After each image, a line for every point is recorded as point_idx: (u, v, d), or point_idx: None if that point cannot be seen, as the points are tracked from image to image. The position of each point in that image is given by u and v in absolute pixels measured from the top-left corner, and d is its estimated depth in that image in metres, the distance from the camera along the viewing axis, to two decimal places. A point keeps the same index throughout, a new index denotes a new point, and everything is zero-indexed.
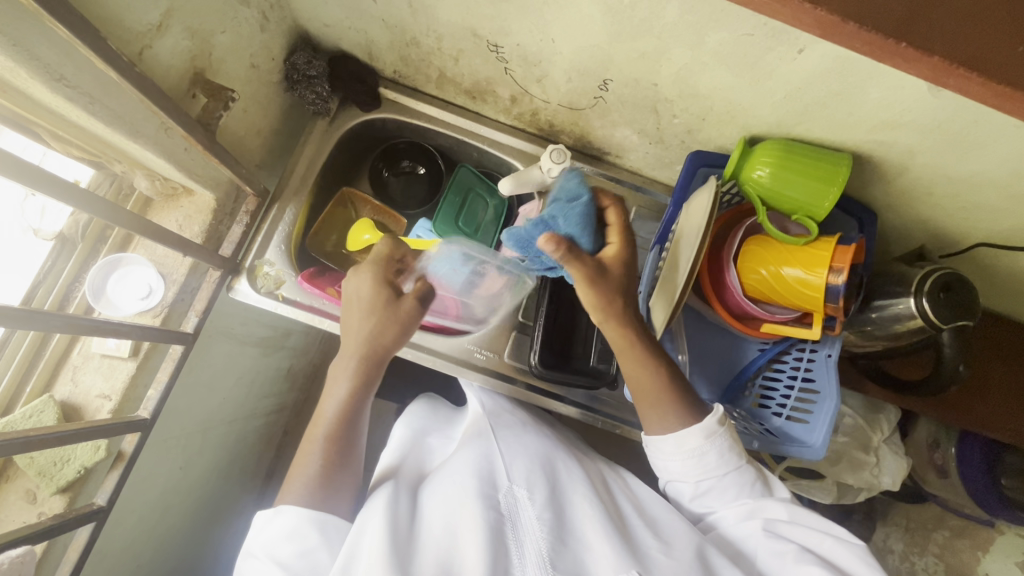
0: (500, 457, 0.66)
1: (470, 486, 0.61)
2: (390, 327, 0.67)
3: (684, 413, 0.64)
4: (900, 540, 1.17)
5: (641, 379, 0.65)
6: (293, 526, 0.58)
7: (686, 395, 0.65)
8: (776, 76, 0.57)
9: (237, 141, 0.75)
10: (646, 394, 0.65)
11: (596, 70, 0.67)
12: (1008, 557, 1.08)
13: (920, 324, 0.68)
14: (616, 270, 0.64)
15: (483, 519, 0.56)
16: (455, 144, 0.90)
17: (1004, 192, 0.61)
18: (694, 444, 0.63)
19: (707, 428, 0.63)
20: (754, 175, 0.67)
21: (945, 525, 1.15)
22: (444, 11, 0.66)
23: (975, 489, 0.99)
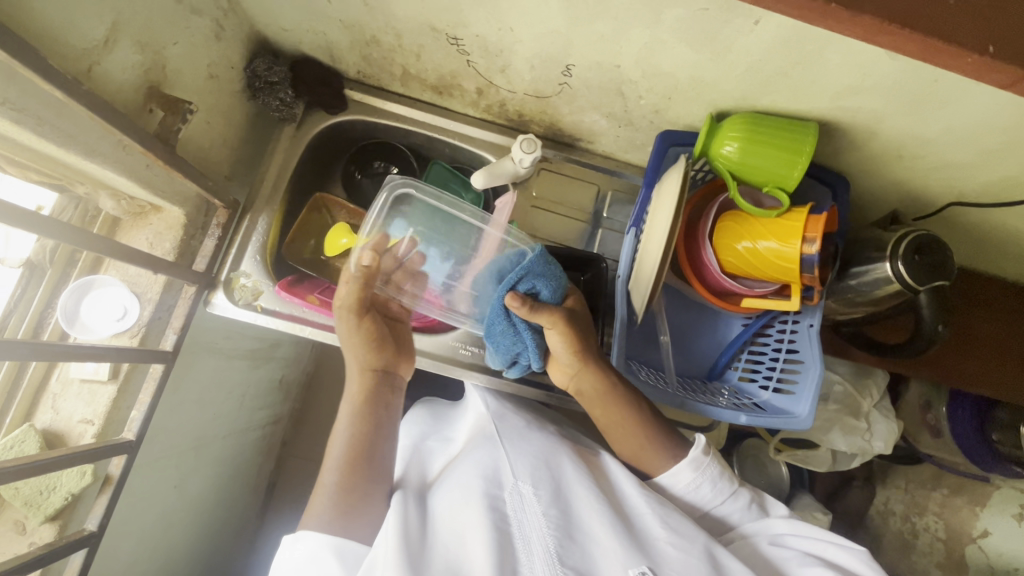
0: (505, 455, 0.66)
1: (477, 487, 0.62)
2: (360, 339, 0.72)
3: (674, 449, 0.69)
4: (900, 503, 1.29)
5: (624, 432, 0.70)
6: (314, 552, 0.59)
7: (671, 433, 0.71)
8: (735, 49, 0.57)
9: (203, 153, 0.73)
10: (630, 445, 0.70)
11: (558, 56, 0.66)
12: (1004, 509, 1.14)
13: (898, 288, 0.69)
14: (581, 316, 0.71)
15: (486, 520, 0.57)
16: (426, 141, 0.90)
17: (971, 149, 0.62)
18: (687, 478, 0.66)
19: (694, 460, 0.66)
20: (723, 151, 0.66)
21: (944, 484, 1.23)
22: (399, 6, 0.65)
23: (968, 446, 1.07)
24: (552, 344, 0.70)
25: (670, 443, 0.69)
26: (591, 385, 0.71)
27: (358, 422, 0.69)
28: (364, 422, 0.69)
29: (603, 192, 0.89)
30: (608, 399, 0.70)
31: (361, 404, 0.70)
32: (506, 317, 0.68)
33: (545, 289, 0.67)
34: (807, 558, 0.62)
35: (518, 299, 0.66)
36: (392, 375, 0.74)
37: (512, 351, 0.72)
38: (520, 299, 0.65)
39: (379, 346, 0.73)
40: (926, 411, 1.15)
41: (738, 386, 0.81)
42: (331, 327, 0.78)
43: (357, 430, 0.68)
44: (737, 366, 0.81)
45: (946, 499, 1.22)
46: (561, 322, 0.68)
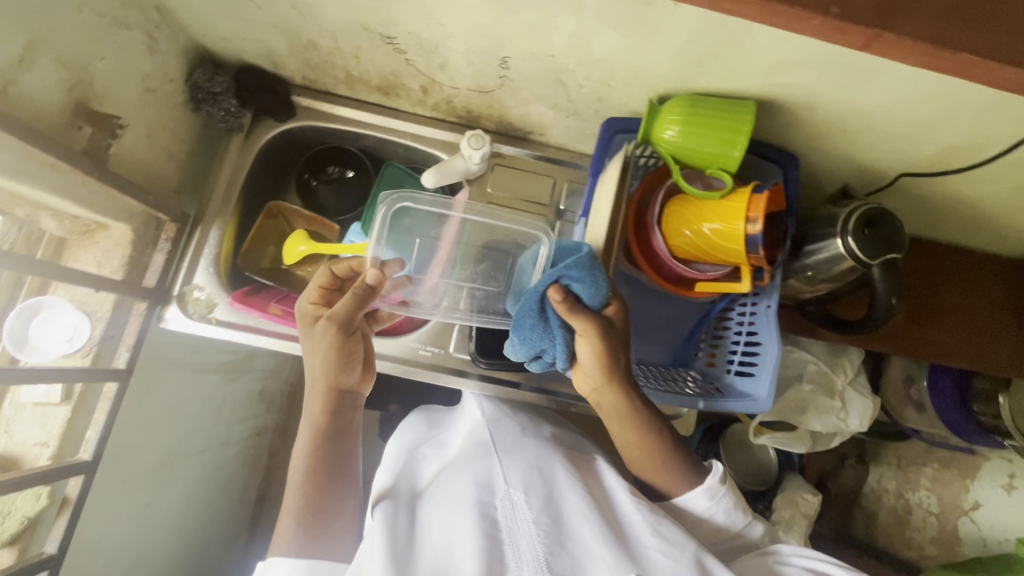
0: (498, 462, 0.66)
1: (469, 495, 0.62)
2: (329, 359, 0.70)
3: (689, 475, 0.69)
4: (893, 479, 1.30)
5: (640, 454, 0.70)
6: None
7: (688, 458, 0.70)
8: (662, 31, 0.56)
9: (146, 168, 0.73)
10: (643, 466, 0.71)
11: (492, 49, 0.66)
12: (993, 480, 1.13)
13: (851, 263, 0.68)
14: (619, 323, 0.68)
15: (476, 527, 0.57)
16: (379, 143, 0.89)
17: (912, 119, 0.61)
18: (701, 505, 0.66)
19: (712, 489, 0.66)
20: (664, 136, 0.65)
21: (934, 458, 1.23)
22: (328, 8, 0.65)
23: (951, 418, 1.06)
24: (579, 350, 0.68)
25: (686, 468, 0.69)
26: (613, 402, 0.69)
27: (315, 439, 0.69)
28: (325, 437, 0.70)
29: (559, 184, 0.88)
30: (629, 419, 0.69)
31: (324, 421, 0.70)
32: (539, 313, 0.66)
33: (587, 292, 0.64)
34: None
35: (558, 293, 0.64)
36: (354, 392, 0.73)
37: (535, 351, 0.69)
38: (562, 294, 0.64)
39: (347, 367, 0.71)
40: (910, 385, 1.15)
41: (703, 372, 0.80)
42: (288, 335, 0.79)
43: (314, 447, 0.69)
44: (702, 351, 0.81)
45: (937, 473, 1.22)
46: (597, 329, 0.65)
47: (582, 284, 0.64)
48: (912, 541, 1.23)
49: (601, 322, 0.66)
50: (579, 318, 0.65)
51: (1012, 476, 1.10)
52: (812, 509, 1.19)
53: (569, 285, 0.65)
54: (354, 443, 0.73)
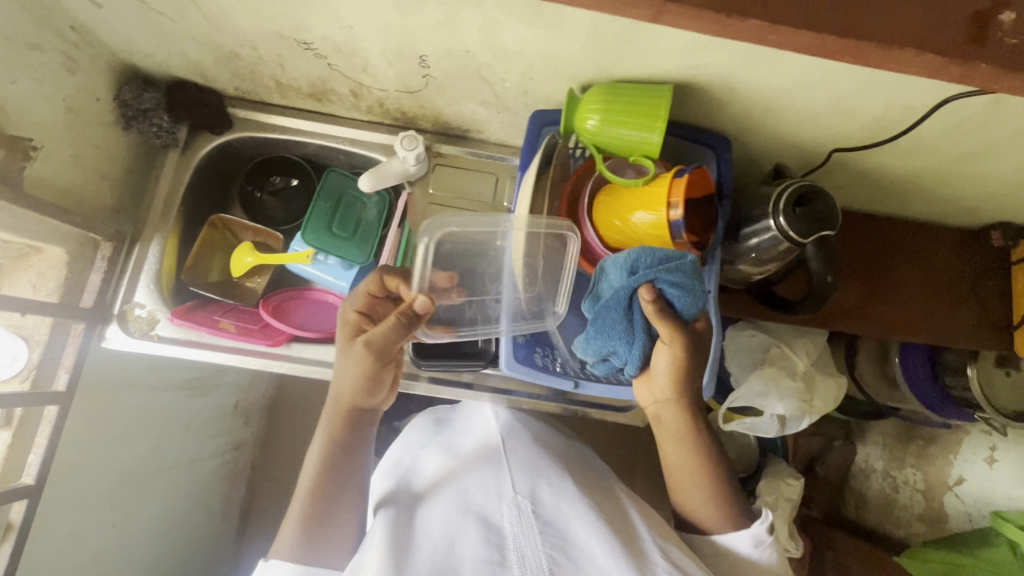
0: (508, 471, 0.69)
1: (476, 502, 0.65)
2: (356, 380, 0.68)
3: (734, 518, 0.70)
4: (881, 458, 1.28)
5: (689, 485, 0.71)
6: None
7: (736, 500, 0.71)
8: (565, 19, 0.56)
9: (76, 189, 0.72)
10: (687, 494, 0.72)
11: (407, 49, 0.65)
12: (975, 453, 1.12)
13: (786, 243, 0.67)
14: (701, 339, 0.66)
15: (483, 540, 0.60)
16: (320, 150, 0.89)
17: (832, 93, 0.60)
18: (739, 546, 0.68)
19: (756, 538, 0.67)
20: (586, 126, 0.65)
21: (918, 435, 1.22)
22: (239, 17, 0.64)
23: (922, 393, 1.05)
24: (657, 359, 0.66)
25: (729, 508, 0.70)
26: (673, 417, 0.69)
27: (328, 449, 0.69)
28: (335, 445, 0.70)
29: (502, 180, 0.88)
30: (688, 440, 0.70)
31: (336, 432, 0.70)
32: (626, 310, 0.62)
33: (682, 300, 0.61)
34: None
35: (649, 296, 0.61)
36: (374, 409, 0.72)
37: (605, 351, 0.66)
38: (653, 295, 0.61)
39: (374, 389, 0.69)
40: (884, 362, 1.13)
41: None
42: (231, 348, 0.78)
43: (325, 454, 0.69)
44: None
45: (923, 451, 1.20)
46: (675, 339, 0.63)
47: (676, 294, 0.61)
48: (900, 519, 1.22)
49: (689, 334, 0.64)
50: (659, 324, 0.62)
51: (993, 448, 1.09)
52: (795, 493, 1.17)
53: (665, 292, 0.61)
54: (367, 455, 0.72)
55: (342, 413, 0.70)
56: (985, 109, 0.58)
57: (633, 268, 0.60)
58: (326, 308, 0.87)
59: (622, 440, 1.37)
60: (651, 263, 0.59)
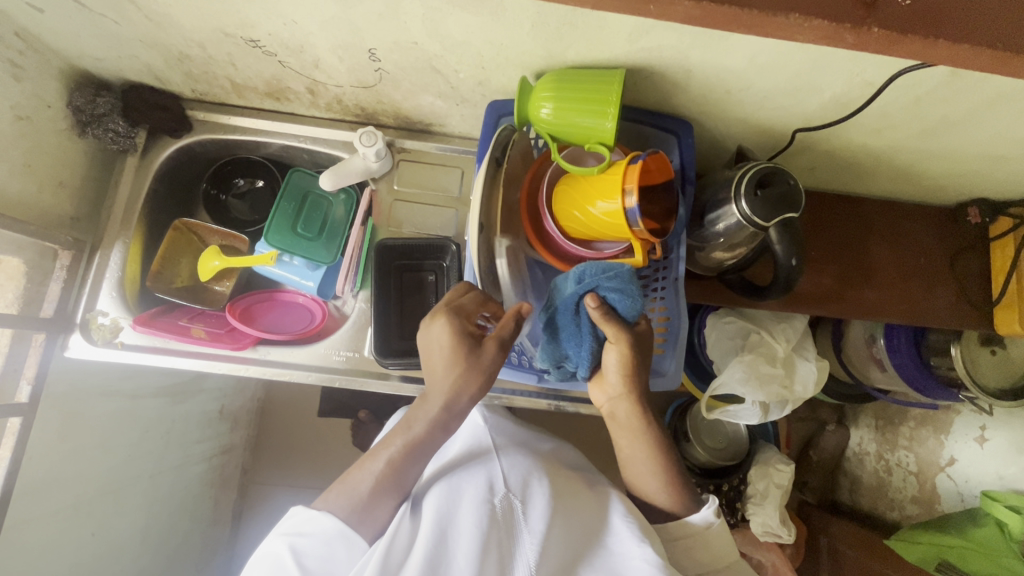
0: (498, 467, 0.67)
1: (472, 494, 0.61)
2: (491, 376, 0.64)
3: (687, 501, 0.70)
4: (875, 442, 1.27)
5: (643, 474, 0.72)
6: (326, 536, 0.59)
7: (688, 483, 0.72)
8: (507, 6, 0.54)
9: (29, 198, 0.71)
10: (645, 480, 0.72)
11: (355, 42, 0.64)
12: (966, 433, 1.08)
13: (750, 228, 0.66)
14: (645, 342, 0.63)
15: (480, 526, 0.56)
16: (283, 150, 0.88)
17: (789, 71, 0.58)
18: (691, 528, 0.67)
19: (707, 519, 0.68)
20: (539, 114, 0.63)
21: (910, 417, 1.20)
22: (181, 16, 0.63)
23: (911, 374, 1.02)
24: (606, 360, 0.65)
25: (681, 494, 0.70)
26: (626, 414, 0.68)
27: (413, 449, 0.65)
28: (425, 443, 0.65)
29: (467, 173, 0.86)
30: (641, 434, 0.69)
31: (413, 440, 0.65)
32: (574, 315, 0.61)
33: (625, 304, 0.58)
34: None
35: (594, 302, 0.58)
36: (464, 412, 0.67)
37: (558, 355, 0.66)
38: (599, 303, 0.59)
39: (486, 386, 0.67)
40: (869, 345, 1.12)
41: None
42: (196, 353, 0.78)
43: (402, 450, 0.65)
44: None
45: (914, 431, 1.19)
46: (620, 341, 0.61)
47: (619, 298, 0.58)
48: (894, 502, 1.21)
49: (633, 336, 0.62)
50: (606, 328, 0.59)
51: (984, 428, 1.05)
52: (785, 479, 1.16)
53: (609, 299, 0.59)
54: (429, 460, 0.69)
55: (453, 414, 0.64)
56: (946, 83, 0.56)
57: (580, 278, 0.59)
58: (295, 310, 0.87)
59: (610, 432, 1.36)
60: (596, 273, 0.58)
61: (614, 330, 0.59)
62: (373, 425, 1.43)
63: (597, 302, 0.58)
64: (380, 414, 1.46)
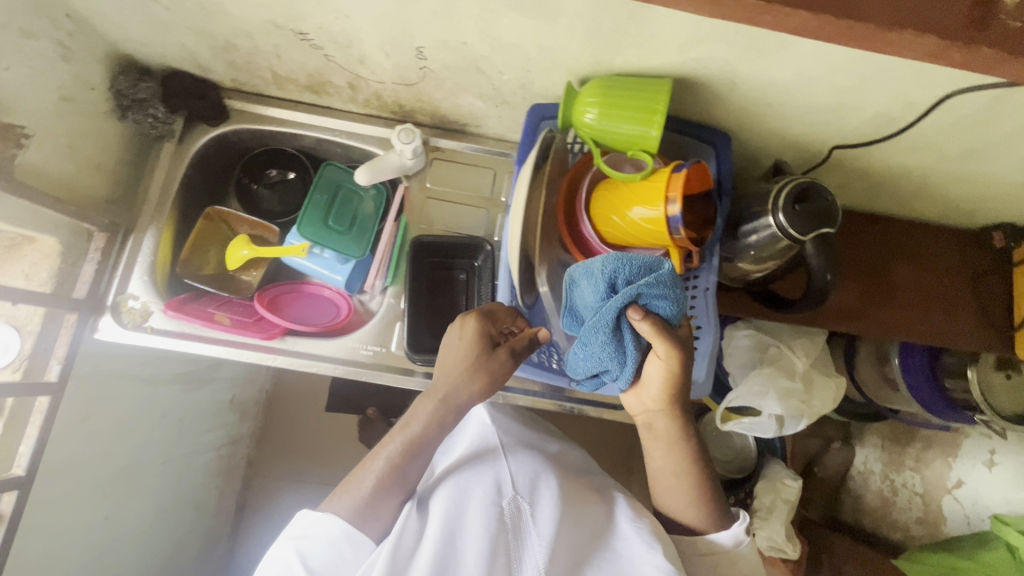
0: (507, 465, 0.67)
1: (479, 495, 0.61)
2: (488, 376, 0.65)
3: (715, 518, 0.69)
4: (879, 460, 1.27)
5: (673, 491, 0.71)
6: (332, 540, 0.58)
7: (717, 498, 0.70)
8: (563, 11, 0.55)
9: (68, 179, 0.72)
10: (675, 496, 0.71)
11: (404, 39, 0.65)
12: (974, 456, 1.09)
13: (785, 241, 0.67)
14: (689, 350, 0.63)
15: (486, 531, 0.57)
16: (317, 143, 0.88)
17: (833, 88, 0.59)
18: (721, 545, 0.67)
19: (738, 536, 0.67)
20: (584, 119, 0.64)
21: (916, 438, 1.20)
22: (235, 6, 0.64)
23: (922, 395, 1.02)
24: (648, 369, 0.65)
25: (713, 510, 0.70)
26: (665, 425, 0.68)
27: (416, 443, 0.65)
28: (429, 441, 0.65)
29: (499, 175, 0.87)
30: (677, 445, 0.69)
31: (412, 440, 0.65)
32: (614, 330, 0.58)
33: (666, 307, 0.57)
34: None
35: (639, 312, 0.57)
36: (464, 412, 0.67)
37: (595, 370, 0.63)
38: (642, 314, 0.57)
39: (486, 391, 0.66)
40: (884, 364, 1.12)
41: None
42: (224, 340, 0.78)
43: (405, 446, 0.65)
44: None
45: (920, 453, 1.19)
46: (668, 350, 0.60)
47: (663, 303, 0.57)
48: (897, 522, 1.21)
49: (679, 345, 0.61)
50: (655, 339, 0.58)
51: (993, 452, 1.06)
52: (792, 494, 1.15)
53: (652, 307, 0.58)
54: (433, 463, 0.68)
55: (451, 409, 0.65)
56: (986, 108, 0.57)
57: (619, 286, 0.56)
58: (320, 302, 0.86)
59: (618, 439, 1.36)
60: (634, 277, 0.56)
61: (662, 340, 0.58)
62: (380, 422, 1.43)
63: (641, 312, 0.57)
64: (388, 412, 1.46)
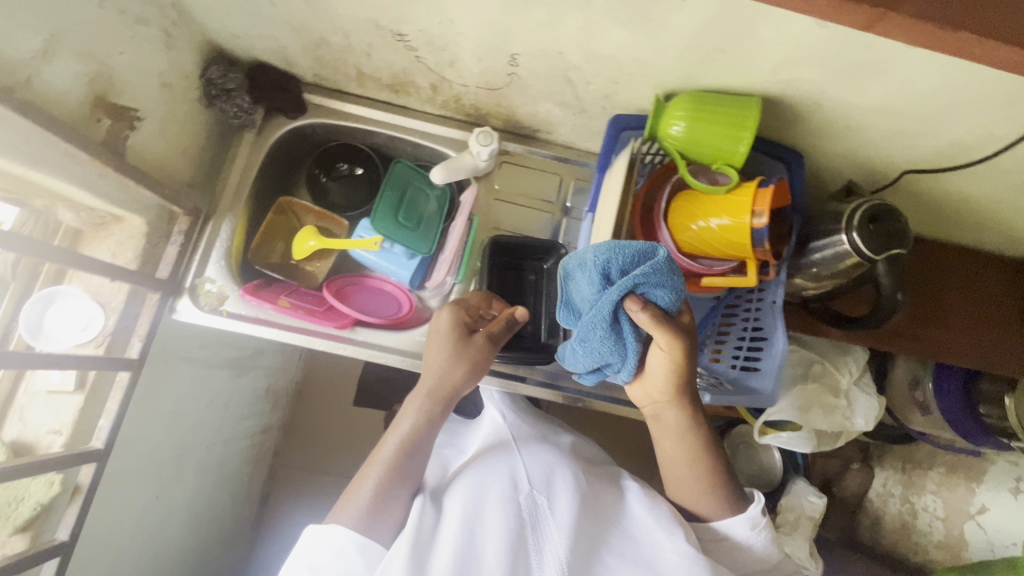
0: (520, 461, 0.68)
1: (495, 489, 0.63)
2: (471, 360, 0.70)
3: (730, 503, 0.70)
4: (900, 484, 1.28)
5: (686, 479, 0.71)
6: (341, 548, 0.58)
7: (731, 482, 0.71)
8: (668, 27, 0.57)
9: (160, 162, 0.74)
10: (689, 484, 0.71)
11: (501, 46, 0.67)
12: (1000, 483, 1.10)
13: (857, 259, 0.69)
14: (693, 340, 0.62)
15: (504, 524, 0.58)
16: (388, 141, 0.91)
17: (915, 115, 0.62)
18: (738, 531, 0.68)
19: (753, 519, 0.68)
20: (670, 131, 0.66)
21: (939, 462, 1.21)
22: (342, 6, 0.66)
23: (955, 420, 1.04)
24: (652, 362, 0.65)
25: (727, 495, 0.70)
26: (676, 415, 0.68)
27: (416, 435, 0.66)
28: (426, 431, 0.67)
29: (565, 182, 0.89)
30: (689, 434, 0.68)
31: (413, 433, 0.66)
32: (612, 321, 0.59)
33: (664, 296, 0.58)
34: None
35: (637, 303, 0.58)
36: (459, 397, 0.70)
37: (598, 362, 0.64)
38: (641, 304, 0.58)
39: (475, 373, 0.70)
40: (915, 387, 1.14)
41: (708, 367, 0.81)
42: (296, 328, 0.79)
43: (407, 440, 0.66)
44: (707, 347, 0.83)
45: (943, 477, 1.20)
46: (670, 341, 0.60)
47: (659, 291, 0.57)
48: (917, 545, 1.23)
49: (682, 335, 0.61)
50: (653, 331, 0.59)
51: (1019, 480, 1.07)
52: (817, 512, 1.16)
53: (650, 297, 0.58)
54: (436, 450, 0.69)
55: (440, 400, 0.68)
56: None
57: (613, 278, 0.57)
58: (382, 296, 0.88)
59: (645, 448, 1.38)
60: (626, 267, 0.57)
61: (661, 330, 0.59)
62: None
63: (639, 303, 0.58)
64: None
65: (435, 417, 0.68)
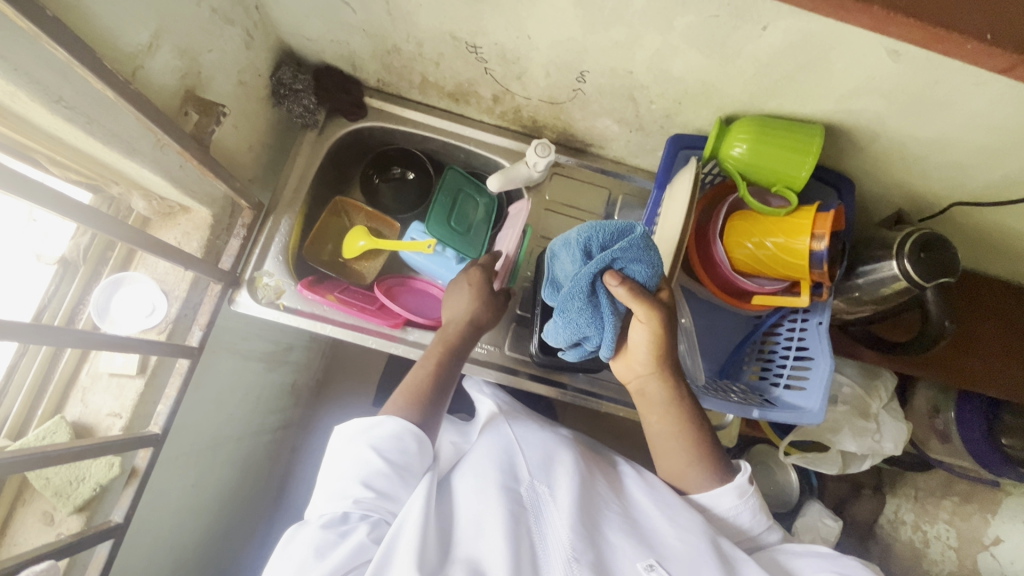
0: (519, 451, 0.70)
1: (493, 477, 0.64)
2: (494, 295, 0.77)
3: (717, 474, 0.68)
4: (910, 511, 1.27)
5: (671, 453, 0.70)
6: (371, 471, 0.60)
7: (718, 454, 0.69)
8: (743, 54, 0.60)
9: (230, 156, 0.76)
10: (675, 458, 0.70)
11: (573, 63, 0.69)
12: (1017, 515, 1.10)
13: (905, 285, 0.71)
14: (673, 315, 0.63)
15: (501, 506, 0.60)
16: (442, 147, 0.93)
17: (971, 150, 0.64)
18: (729, 502, 0.66)
19: (740, 487, 0.66)
20: (732, 153, 0.69)
21: (953, 491, 1.21)
22: (422, 16, 0.69)
23: (976, 450, 1.05)
24: (634, 334, 0.65)
25: (715, 466, 0.68)
26: (659, 390, 0.68)
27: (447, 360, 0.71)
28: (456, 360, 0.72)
29: (613, 196, 0.92)
30: (672, 409, 0.68)
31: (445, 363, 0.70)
32: (589, 294, 0.59)
33: (642, 271, 0.58)
34: (820, 560, 0.62)
35: (615, 279, 0.58)
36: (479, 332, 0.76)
37: (576, 337, 0.64)
38: (620, 280, 0.58)
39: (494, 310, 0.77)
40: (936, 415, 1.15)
41: (751, 383, 0.84)
42: (350, 324, 0.81)
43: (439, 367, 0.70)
44: (751, 365, 0.85)
45: (956, 507, 1.20)
46: (647, 314, 0.60)
47: (636, 264, 0.58)
48: None
49: (659, 308, 0.61)
50: (630, 305, 0.59)
51: None
52: (831, 535, 1.15)
53: (628, 272, 0.59)
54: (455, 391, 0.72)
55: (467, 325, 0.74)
56: None
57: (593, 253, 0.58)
58: (428, 299, 0.90)
59: None
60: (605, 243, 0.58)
61: (637, 302, 0.59)
62: None
63: (616, 276, 0.58)
64: None
65: (452, 360, 0.72)
